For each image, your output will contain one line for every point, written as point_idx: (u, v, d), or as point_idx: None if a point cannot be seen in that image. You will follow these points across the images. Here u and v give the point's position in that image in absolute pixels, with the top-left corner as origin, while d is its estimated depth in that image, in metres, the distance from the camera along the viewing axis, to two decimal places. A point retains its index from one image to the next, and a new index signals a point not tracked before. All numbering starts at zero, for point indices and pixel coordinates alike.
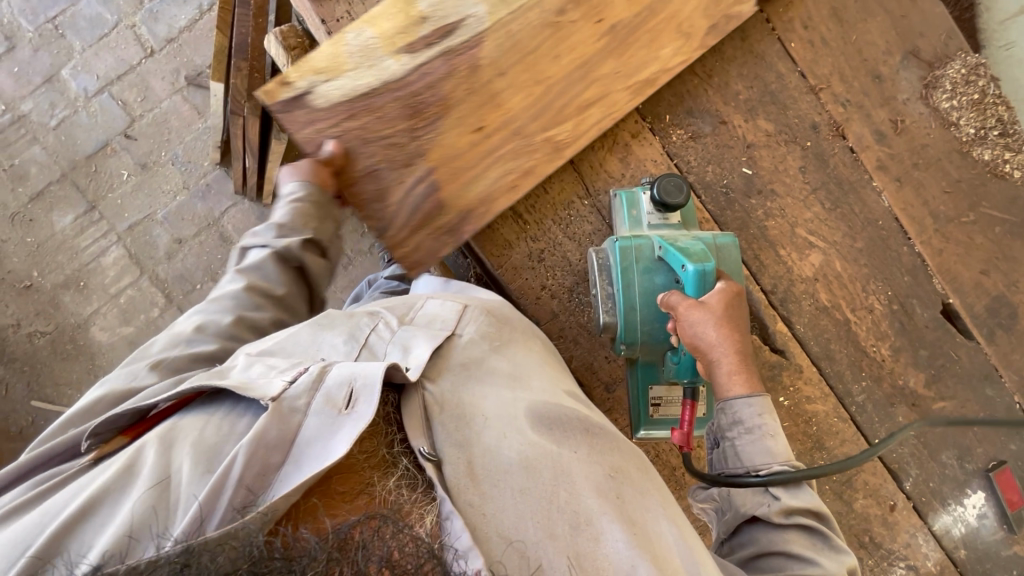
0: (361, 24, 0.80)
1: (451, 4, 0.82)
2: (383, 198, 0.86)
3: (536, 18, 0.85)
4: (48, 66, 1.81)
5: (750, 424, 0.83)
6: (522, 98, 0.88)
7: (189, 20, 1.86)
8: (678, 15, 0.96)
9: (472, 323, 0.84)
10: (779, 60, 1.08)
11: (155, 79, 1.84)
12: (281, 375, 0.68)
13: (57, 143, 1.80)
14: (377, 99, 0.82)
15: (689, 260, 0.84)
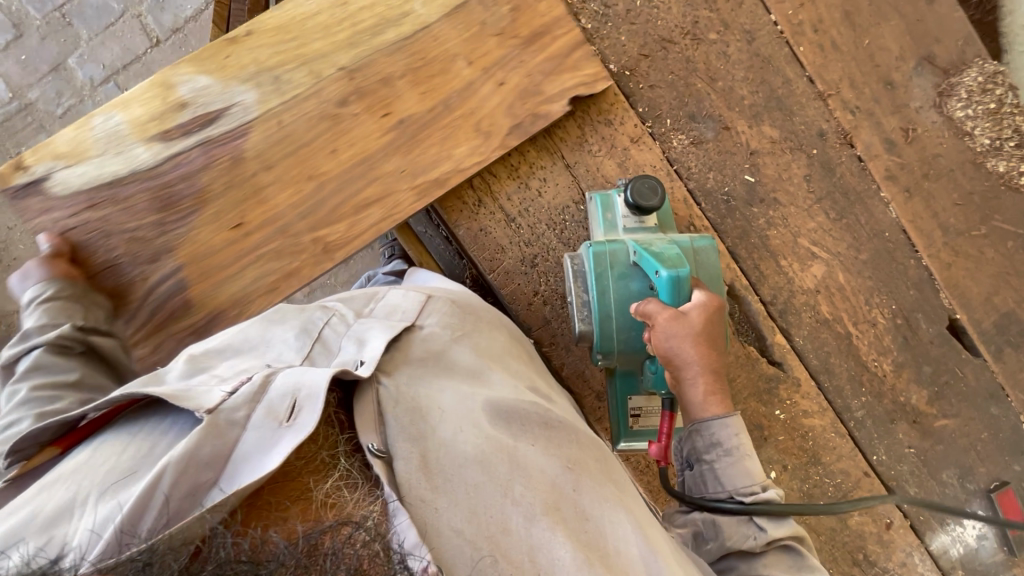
0: (120, 113, 0.90)
1: (218, 92, 0.91)
2: (124, 293, 0.89)
3: (312, 109, 0.92)
4: (55, 54, 1.81)
5: (728, 445, 0.82)
6: (290, 195, 0.92)
7: (195, 10, 1.85)
8: (478, 112, 0.95)
9: (435, 314, 0.81)
10: (787, 65, 1.05)
11: (160, 69, 1.84)
12: (222, 386, 0.62)
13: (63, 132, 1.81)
14: (124, 190, 0.89)
15: (663, 265, 0.80)
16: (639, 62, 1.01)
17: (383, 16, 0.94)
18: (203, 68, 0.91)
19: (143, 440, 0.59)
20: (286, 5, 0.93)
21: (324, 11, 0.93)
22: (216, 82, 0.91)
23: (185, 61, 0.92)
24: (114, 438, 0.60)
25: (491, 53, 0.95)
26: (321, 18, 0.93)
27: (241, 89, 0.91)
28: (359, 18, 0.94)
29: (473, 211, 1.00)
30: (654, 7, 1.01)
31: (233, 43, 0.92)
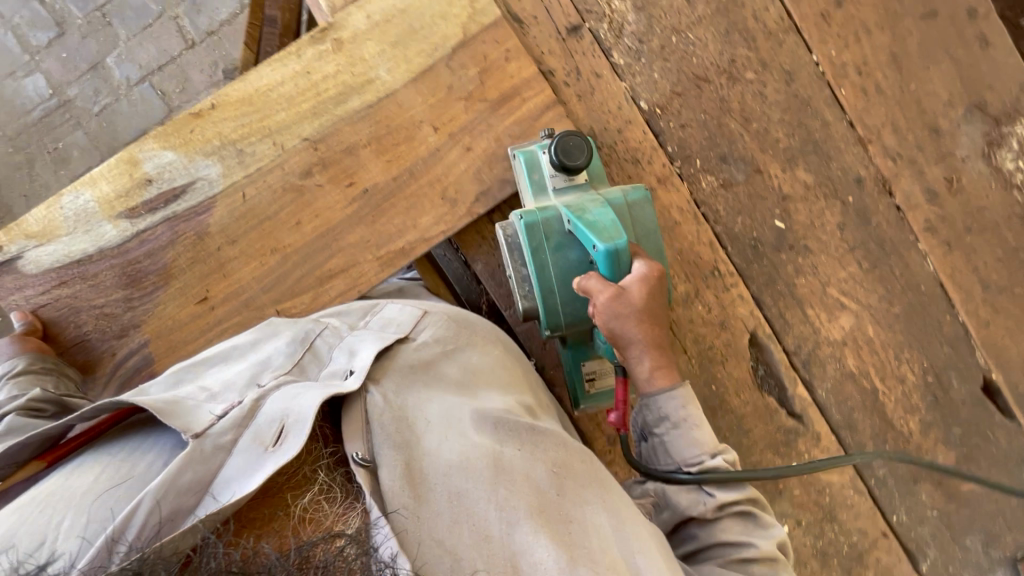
0: (84, 189, 0.86)
1: (182, 167, 0.87)
2: (93, 367, 0.87)
3: (276, 182, 0.88)
4: (93, 53, 1.85)
5: (676, 417, 0.77)
6: (253, 267, 0.88)
7: (230, 13, 1.87)
8: (445, 181, 0.91)
9: (429, 327, 0.79)
10: (826, 107, 1.00)
11: (194, 71, 1.87)
12: (214, 402, 0.63)
13: (98, 129, 1.86)
14: (91, 266, 0.86)
15: (599, 238, 0.75)
16: (671, 99, 0.98)
17: (346, 84, 0.89)
18: (167, 142, 0.87)
19: (128, 458, 0.59)
20: (244, 78, 0.88)
21: (288, 82, 0.88)
22: (179, 155, 0.87)
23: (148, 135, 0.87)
24: (97, 457, 0.60)
25: (518, 83, 0.91)
26: (286, 88, 0.88)
27: (205, 161, 0.87)
28: (323, 86, 0.89)
29: (492, 248, 0.96)
30: (690, 44, 0.97)
31: (197, 116, 0.87)
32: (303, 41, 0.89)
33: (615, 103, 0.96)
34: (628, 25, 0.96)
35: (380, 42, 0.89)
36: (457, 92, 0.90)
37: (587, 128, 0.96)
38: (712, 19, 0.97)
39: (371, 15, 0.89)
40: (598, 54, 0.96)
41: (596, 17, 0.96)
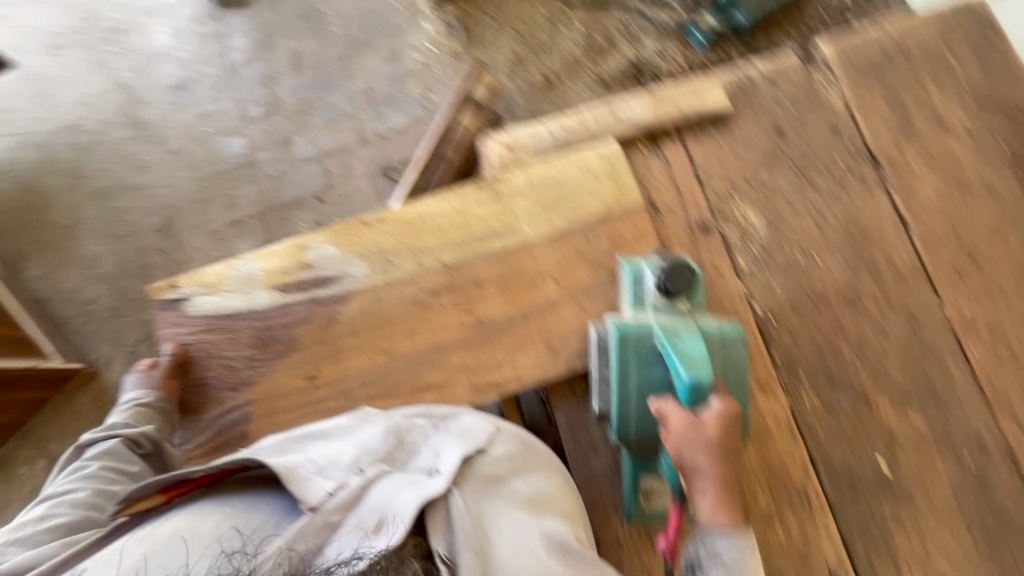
0: (257, 260, 1.02)
1: (337, 261, 1.00)
2: (202, 408, 0.99)
3: (407, 294, 0.99)
4: (287, 130, 2.28)
5: (728, 560, 0.75)
6: (363, 361, 0.97)
7: (402, 124, 2.26)
8: (552, 331, 0.97)
9: (502, 443, 0.84)
10: (951, 359, 0.97)
11: (357, 163, 2.24)
12: (322, 479, 0.72)
13: (267, 188, 2.25)
14: (236, 323, 0.99)
15: (685, 367, 0.79)
16: (786, 310, 1.00)
17: (493, 227, 1.01)
18: (334, 239, 1.02)
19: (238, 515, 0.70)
20: (410, 203, 1.03)
21: (445, 214, 1.01)
22: (339, 253, 1.01)
23: (321, 231, 1.03)
24: (211, 506, 0.71)
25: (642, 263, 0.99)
26: (440, 220, 1.01)
27: (356, 261, 1.00)
28: (473, 224, 1.01)
29: (579, 404, 0.98)
30: (815, 265, 1.01)
31: (364, 225, 1.02)
32: (468, 185, 1.03)
33: (729, 300, 1.00)
34: (757, 235, 1.03)
35: (531, 201, 1.01)
36: (585, 257, 0.99)
37: None
38: (841, 247, 1.01)
39: (531, 177, 1.02)
40: (722, 254, 1.02)
41: (727, 221, 1.04)
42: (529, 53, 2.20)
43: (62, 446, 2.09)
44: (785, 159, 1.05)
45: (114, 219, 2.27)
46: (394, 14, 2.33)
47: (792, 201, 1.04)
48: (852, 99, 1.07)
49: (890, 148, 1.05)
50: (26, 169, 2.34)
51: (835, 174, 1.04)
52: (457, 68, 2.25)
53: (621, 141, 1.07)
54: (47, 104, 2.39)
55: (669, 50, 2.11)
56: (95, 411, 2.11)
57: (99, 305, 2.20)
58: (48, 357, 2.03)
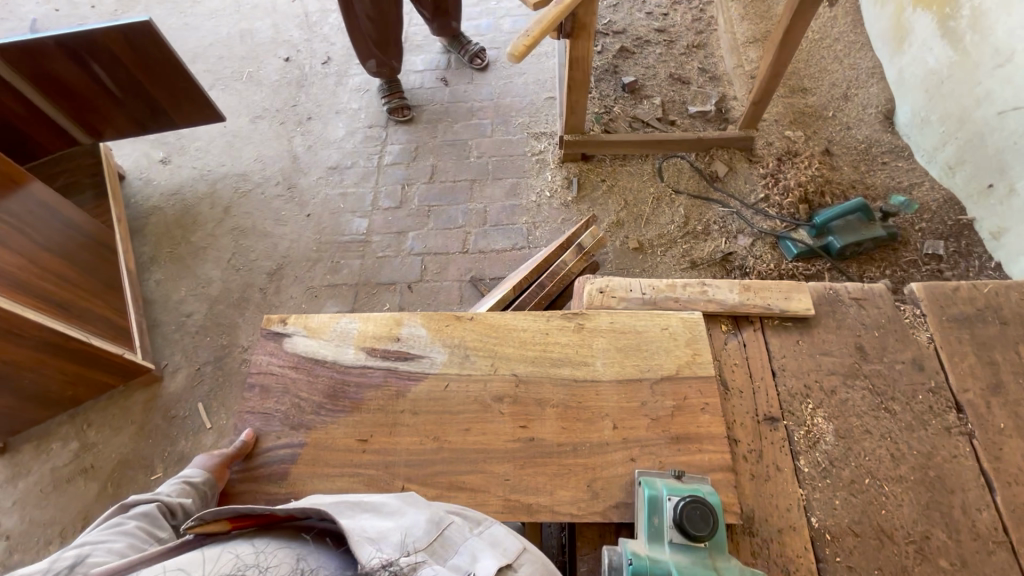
0: (357, 321, 1.14)
1: (423, 342, 1.11)
2: (258, 434, 1.04)
3: (474, 391, 1.05)
4: (405, 225, 2.61)
5: None
6: (413, 441, 1.01)
7: (502, 247, 2.50)
8: (598, 472, 0.97)
9: (529, 564, 0.82)
10: None
11: (453, 267, 2.47)
12: (374, 548, 0.77)
13: (370, 265, 2.51)
14: (319, 368, 1.10)
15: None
16: (846, 534, 0.94)
17: (568, 355, 1.08)
18: (427, 323, 1.13)
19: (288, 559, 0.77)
20: (502, 313, 1.14)
21: (529, 331, 1.11)
22: (427, 336, 1.11)
23: (419, 314, 1.15)
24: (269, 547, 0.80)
25: (702, 433, 1.00)
26: (524, 334, 1.10)
27: (439, 347, 1.10)
28: (552, 347, 1.09)
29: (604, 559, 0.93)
30: (883, 494, 0.97)
31: (456, 318, 1.13)
32: (557, 312, 1.13)
33: (785, 502, 0.96)
34: (824, 443, 1.02)
35: (609, 343, 1.09)
36: (648, 410, 1.02)
37: (747, 508, 0.96)
38: (914, 485, 0.97)
39: (614, 322, 1.11)
40: (786, 452, 1.01)
41: (795, 421, 1.04)
42: (630, 220, 2.45)
43: (97, 435, 2.18)
44: (863, 378, 1.07)
45: (238, 253, 2.61)
46: (525, 161, 2.73)
47: (867, 421, 1.03)
48: (939, 342, 1.10)
49: (977, 401, 1.04)
50: (193, 197, 2.81)
51: (915, 408, 1.04)
52: (563, 215, 2.54)
53: (704, 316, 1.15)
54: (233, 155, 2.93)
55: (761, 251, 2.26)
56: (141, 412, 2.22)
57: (192, 320, 2.44)
58: (132, 352, 2.16)
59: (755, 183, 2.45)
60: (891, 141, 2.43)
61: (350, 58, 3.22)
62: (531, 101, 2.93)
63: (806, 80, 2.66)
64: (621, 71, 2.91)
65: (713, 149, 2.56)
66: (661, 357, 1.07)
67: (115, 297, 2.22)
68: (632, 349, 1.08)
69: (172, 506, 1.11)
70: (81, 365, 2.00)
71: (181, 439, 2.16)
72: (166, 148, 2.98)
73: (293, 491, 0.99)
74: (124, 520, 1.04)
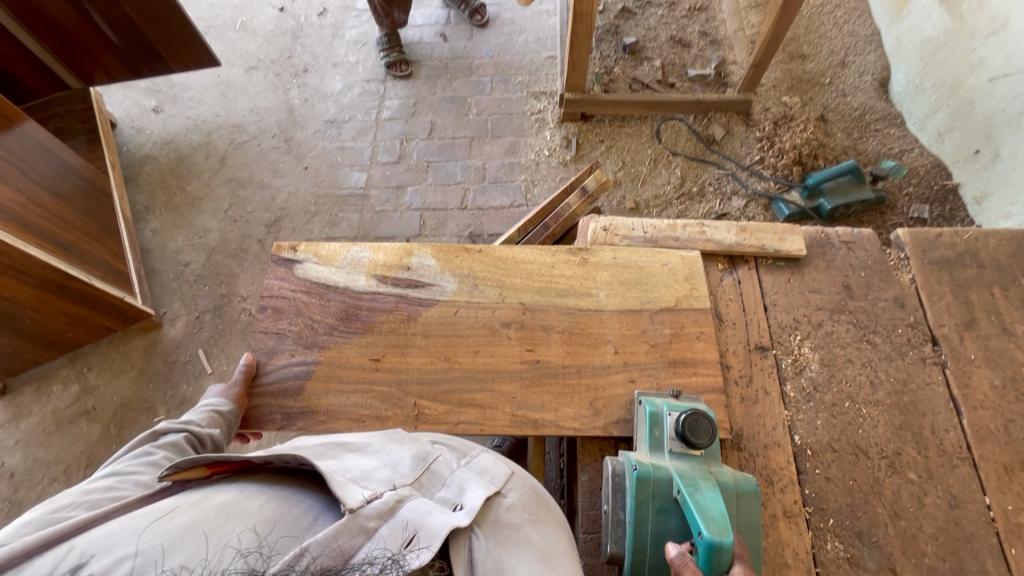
0: (368, 250, 1.18)
1: (431, 271, 1.15)
2: (273, 353, 1.09)
3: (482, 317, 1.10)
4: (405, 180, 2.61)
5: None
6: (424, 361, 1.07)
7: (501, 203, 2.52)
8: (599, 391, 1.03)
9: (517, 489, 0.85)
10: (991, 557, 0.94)
11: (451, 223, 2.49)
12: (360, 487, 0.72)
13: (370, 220, 2.52)
14: (331, 293, 1.14)
15: (706, 528, 0.76)
16: (826, 450, 1.02)
17: (572, 285, 1.13)
18: (436, 254, 1.17)
19: (273, 506, 0.71)
20: (509, 247, 1.18)
21: (535, 263, 1.16)
22: (437, 266, 1.16)
23: (428, 246, 1.19)
24: (253, 491, 0.73)
25: (697, 358, 1.06)
26: (531, 267, 1.15)
27: (448, 276, 1.15)
28: (556, 278, 1.14)
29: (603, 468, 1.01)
30: (862, 416, 1.05)
31: (465, 250, 1.18)
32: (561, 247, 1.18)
33: (771, 422, 1.04)
34: (809, 371, 1.09)
35: (611, 276, 1.14)
36: (647, 337, 1.08)
37: (737, 427, 1.04)
38: (889, 409, 1.05)
39: (617, 257, 1.16)
40: (773, 378, 1.08)
41: (784, 350, 1.11)
42: (627, 180, 2.48)
43: (99, 376, 2.21)
44: (848, 313, 1.14)
45: (235, 205, 2.60)
46: (524, 119, 2.73)
47: (850, 351, 1.10)
48: (921, 282, 1.17)
49: (951, 335, 1.11)
50: (188, 147, 2.77)
51: (894, 341, 1.11)
52: (561, 174, 2.56)
53: (702, 254, 1.21)
54: (227, 106, 2.88)
55: (754, 211, 2.34)
56: (142, 356, 2.24)
57: (190, 269, 2.44)
58: (132, 296, 2.17)
59: (751, 145, 2.49)
60: (885, 108, 2.48)
61: (347, 10, 3.15)
62: (531, 60, 2.91)
63: (805, 46, 2.68)
64: (622, 31, 2.89)
65: (712, 112, 2.57)
66: (660, 289, 1.13)
67: (112, 242, 2.21)
68: (631, 280, 1.14)
69: (201, 437, 1.03)
70: (82, 306, 2.01)
71: (183, 383, 2.19)
72: (158, 97, 2.92)
73: (308, 405, 1.04)
74: (153, 450, 0.95)
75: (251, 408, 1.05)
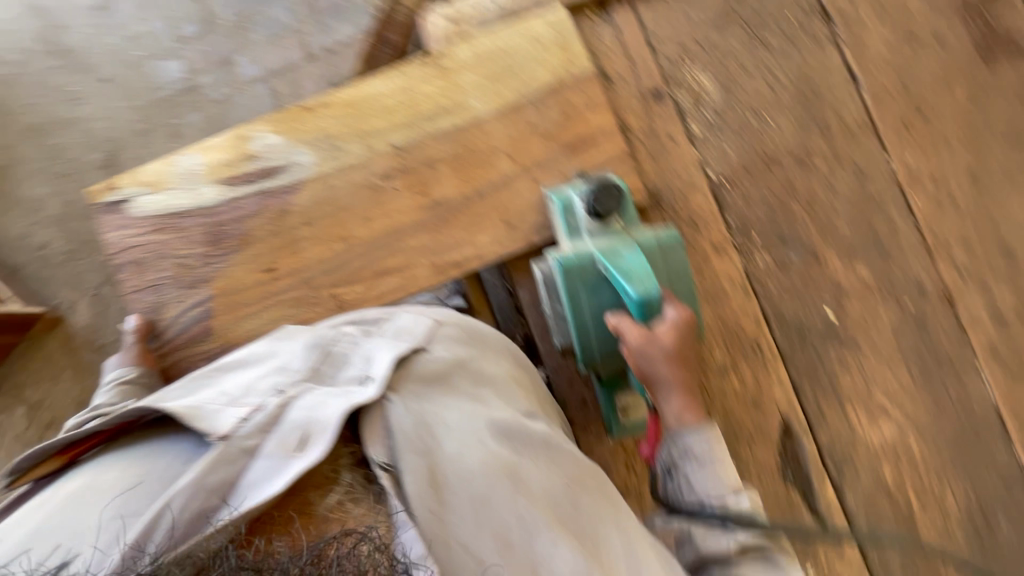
0: (198, 155, 0.98)
1: (281, 151, 0.97)
2: (160, 309, 0.96)
3: (358, 179, 0.97)
4: (226, 49, 1.95)
5: (699, 453, 0.80)
6: (320, 250, 0.96)
7: (351, 36, 1.95)
8: (508, 206, 0.96)
9: (443, 340, 0.79)
10: (896, 210, 1.01)
11: (306, 82, 1.94)
12: (233, 410, 0.64)
13: (213, 115, 1.94)
14: (184, 220, 0.96)
15: (632, 285, 0.79)
16: (739, 173, 1.01)
17: (441, 105, 0.97)
18: (276, 127, 0.98)
19: (136, 465, 0.63)
20: (354, 86, 0.98)
21: (390, 94, 0.98)
22: (283, 141, 0.97)
23: (262, 120, 0.99)
24: (114, 458, 0.65)
25: (595, 132, 0.97)
26: (386, 100, 0.98)
27: (302, 149, 0.97)
28: (420, 102, 0.98)
29: None
30: (768, 125, 1.01)
31: (306, 110, 0.98)
32: (412, 62, 0.99)
33: (683, 167, 1.01)
34: (709, 99, 1.02)
35: (477, 75, 0.98)
36: (537, 130, 0.97)
37: (652, 185, 1.00)
38: (792, 107, 1.01)
39: (476, 51, 0.98)
40: (675, 121, 1.02)
41: (679, 87, 1.02)
42: None
43: (34, 392, 1.89)
44: (736, 18, 1.03)
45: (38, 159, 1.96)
46: None
47: (744, 61, 1.02)
48: None
49: (841, 3, 1.03)
50: None
51: (787, 30, 1.02)
52: None
53: (568, 8, 1.02)
54: None
55: None
56: (68, 355, 1.90)
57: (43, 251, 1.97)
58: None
59: None
60: None
61: None
62: None
63: None
64: None
65: None
66: (534, 69, 0.98)
67: None
68: (501, 72, 0.98)
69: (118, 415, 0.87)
70: None
71: None
72: None
73: (226, 342, 0.95)
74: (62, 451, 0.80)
75: (168, 370, 0.96)
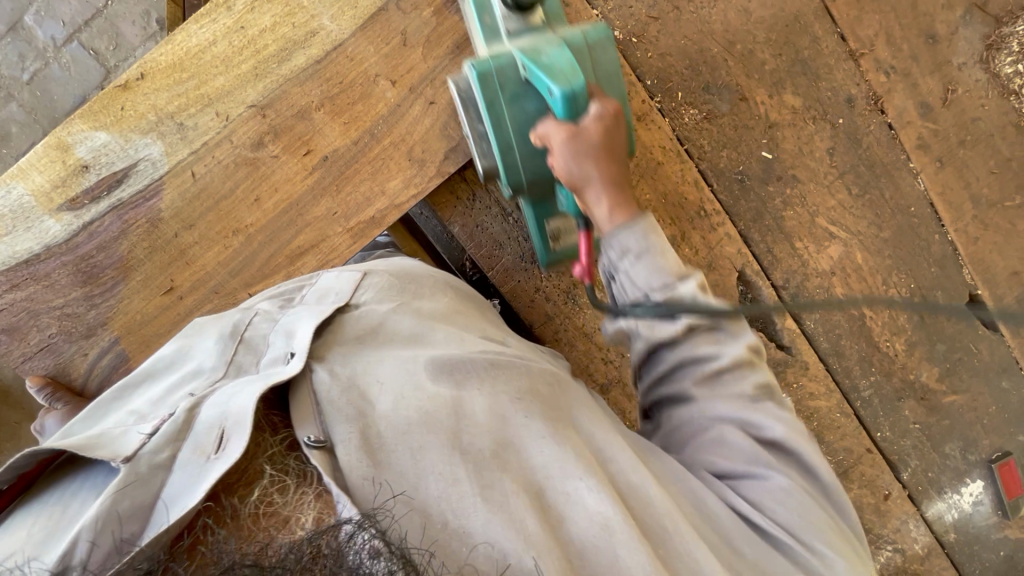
0: (18, 183, 0.80)
1: (118, 149, 0.80)
2: (67, 370, 0.84)
3: (225, 157, 0.81)
4: (9, 11, 1.49)
5: (631, 241, 0.59)
6: (217, 252, 0.83)
7: None
8: (408, 139, 0.83)
9: (371, 289, 0.69)
10: (816, 21, 0.94)
11: (124, 23, 1.51)
12: (139, 426, 0.52)
13: (33, 100, 1.52)
14: (41, 266, 0.81)
15: (554, 81, 0.61)
16: (648, 26, 0.90)
17: (289, 39, 0.80)
18: (98, 122, 0.79)
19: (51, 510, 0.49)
20: (173, 39, 0.79)
21: (221, 40, 0.79)
22: (113, 137, 0.79)
23: (76, 117, 0.79)
24: (27, 513, 0.50)
25: None
26: (220, 51, 0.79)
27: (142, 141, 0.80)
28: (262, 41, 0.80)
29: (467, 207, 0.91)
30: None
31: (123, 89, 0.79)
32: None
33: None
34: None
35: None
36: (412, 39, 0.81)
37: None
38: None
39: None
40: None
41: None
42: None
43: None
44: None
45: None
46: None
47: None
48: None
49: None
50: None
51: None
52: None
53: None
54: None
55: None
56: (16, 408, 1.48)
57: None
58: None
59: None
60: None
61: None
62: None
63: None
64: None
65: None
66: None
67: None
68: None
69: None
70: None
71: None
72: None
73: None
74: None
75: None
